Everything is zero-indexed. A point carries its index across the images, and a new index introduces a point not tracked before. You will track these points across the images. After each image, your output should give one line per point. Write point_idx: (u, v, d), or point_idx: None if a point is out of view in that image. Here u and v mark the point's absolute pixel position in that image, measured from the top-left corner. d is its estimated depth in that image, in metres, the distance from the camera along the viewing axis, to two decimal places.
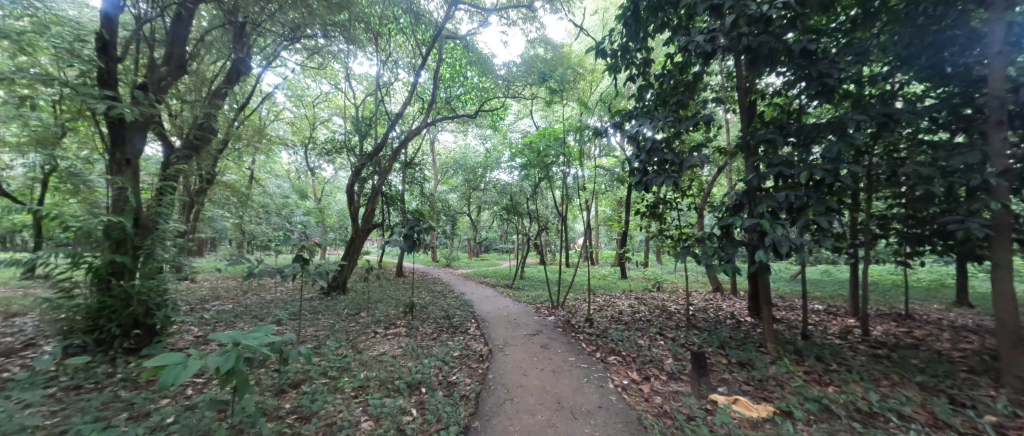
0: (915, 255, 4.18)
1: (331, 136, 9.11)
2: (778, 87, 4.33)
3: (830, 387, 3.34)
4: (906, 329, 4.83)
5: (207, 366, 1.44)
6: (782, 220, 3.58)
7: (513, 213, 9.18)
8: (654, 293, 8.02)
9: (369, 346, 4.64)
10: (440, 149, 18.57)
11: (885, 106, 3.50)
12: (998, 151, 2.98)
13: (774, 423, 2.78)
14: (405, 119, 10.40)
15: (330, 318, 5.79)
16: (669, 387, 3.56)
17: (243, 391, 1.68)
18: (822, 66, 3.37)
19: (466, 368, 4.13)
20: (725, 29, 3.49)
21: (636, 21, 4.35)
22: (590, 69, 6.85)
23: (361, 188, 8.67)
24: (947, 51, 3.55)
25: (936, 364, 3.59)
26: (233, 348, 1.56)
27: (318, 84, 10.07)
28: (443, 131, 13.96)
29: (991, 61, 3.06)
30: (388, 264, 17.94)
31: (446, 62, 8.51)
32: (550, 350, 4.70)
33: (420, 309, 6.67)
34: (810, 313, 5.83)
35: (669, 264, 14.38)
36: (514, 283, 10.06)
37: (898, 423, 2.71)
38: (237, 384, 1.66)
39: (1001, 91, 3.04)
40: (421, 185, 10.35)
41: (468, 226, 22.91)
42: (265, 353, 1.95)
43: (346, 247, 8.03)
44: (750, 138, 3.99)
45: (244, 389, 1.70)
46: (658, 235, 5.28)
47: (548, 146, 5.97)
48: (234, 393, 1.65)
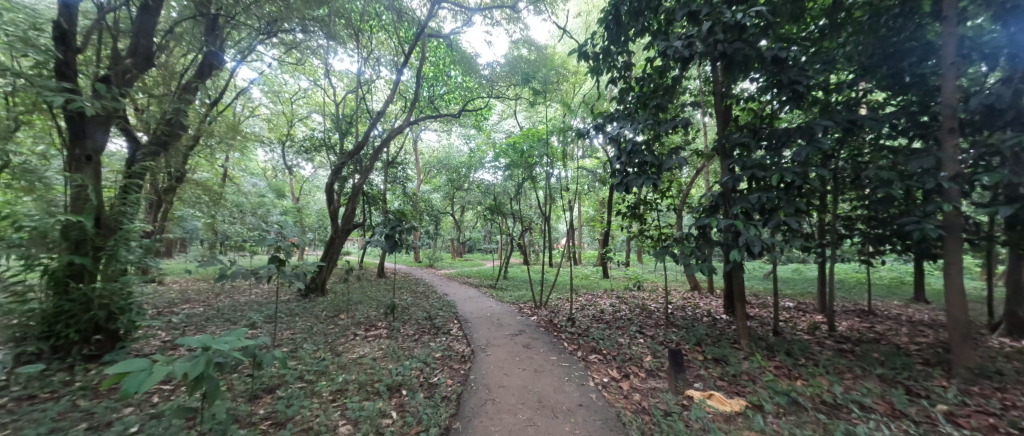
0: (877, 255, 4.40)
1: (310, 134, 8.86)
2: (752, 93, 4.46)
3: (799, 380, 3.50)
4: (868, 324, 5.10)
5: (173, 373, 1.39)
6: (755, 221, 3.72)
7: (497, 213, 9.18)
8: (635, 292, 8.17)
9: (348, 348, 4.54)
10: (423, 148, 18.41)
11: (850, 113, 3.67)
12: (951, 156, 3.18)
13: (745, 417, 2.89)
14: (388, 118, 10.23)
15: (308, 321, 5.64)
16: (648, 384, 3.64)
17: (214, 398, 1.61)
18: (792, 74, 3.53)
19: (448, 369, 4.11)
20: (702, 35, 3.60)
21: (618, 25, 4.44)
22: (573, 71, 6.92)
23: (341, 188, 8.48)
24: (906, 61, 3.77)
25: (895, 357, 3.80)
26: (202, 353, 1.50)
27: (297, 80, 9.76)
28: (427, 130, 13.83)
29: (945, 72, 3.26)
30: (370, 265, 17.71)
31: (429, 61, 8.42)
32: (532, 349, 4.73)
33: (402, 311, 6.58)
34: (781, 310, 6.07)
35: (650, 263, 14.71)
36: (497, 283, 10.06)
37: (859, 414, 2.86)
38: (208, 390, 1.59)
39: (955, 100, 3.23)
40: (404, 185, 10.21)
41: (452, 226, 22.75)
42: (237, 358, 1.88)
43: (325, 247, 7.82)
44: (726, 141, 4.12)
45: (214, 395, 1.63)
46: (638, 235, 5.38)
47: (531, 147, 6.00)
48: (205, 400, 1.59)
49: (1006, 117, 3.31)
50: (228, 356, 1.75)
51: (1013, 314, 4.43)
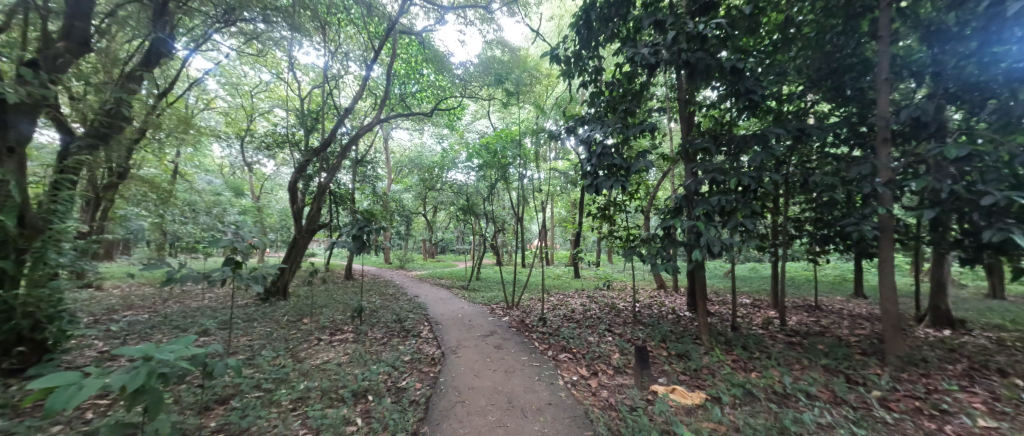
0: (823, 254, 4.75)
1: (272, 129, 8.41)
2: (713, 100, 4.69)
3: (753, 372, 3.71)
4: (815, 318, 5.49)
5: (108, 386, 1.24)
6: (715, 222, 3.92)
7: (469, 214, 9.11)
8: (604, 292, 8.36)
9: (311, 354, 4.35)
10: (394, 147, 17.96)
11: (800, 122, 3.94)
12: (884, 164, 3.50)
13: (705, 409, 3.03)
14: (358, 115, 9.91)
15: (268, 326, 5.35)
16: (615, 381, 3.73)
17: (156, 412, 1.47)
18: (748, 84, 3.77)
19: (417, 373, 4.02)
20: (667, 44, 3.75)
21: (588, 30, 4.55)
22: (546, 74, 7.00)
23: (306, 187, 8.12)
24: (848, 76, 4.10)
25: (837, 348, 4.12)
26: (142, 363, 1.36)
27: (257, 73, 9.23)
28: (398, 129, 13.52)
29: (880, 86, 3.58)
30: (338, 267, 17.04)
31: (401, 58, 8.23)
32: (503, 350, 4.73)
33: (370, 314, 6.38)
34: (739, 306, 6.42)
35: (619, 263, 15.13)
36: (469, 284, 9.98)
37: (805, 402, 3.07)
38: (150, 404, 1.44)
39: (888, 113, 3.55)
40: (374, 184, 9.93)
41: (424, 227, 22.35)
42: (184, 369, 1.72)
43: (288, 248, 7.45)
44: (689, 146, 4.30)
45: (156, 409, 1.47)
46: (607, 236, 5.50)
47: (504, 148, 6.01)
48: (147, 415, 1.43)
49: (930, 129, 3.68)
50: (174, 366, 1.60)
51: (936, 307, 4.94)
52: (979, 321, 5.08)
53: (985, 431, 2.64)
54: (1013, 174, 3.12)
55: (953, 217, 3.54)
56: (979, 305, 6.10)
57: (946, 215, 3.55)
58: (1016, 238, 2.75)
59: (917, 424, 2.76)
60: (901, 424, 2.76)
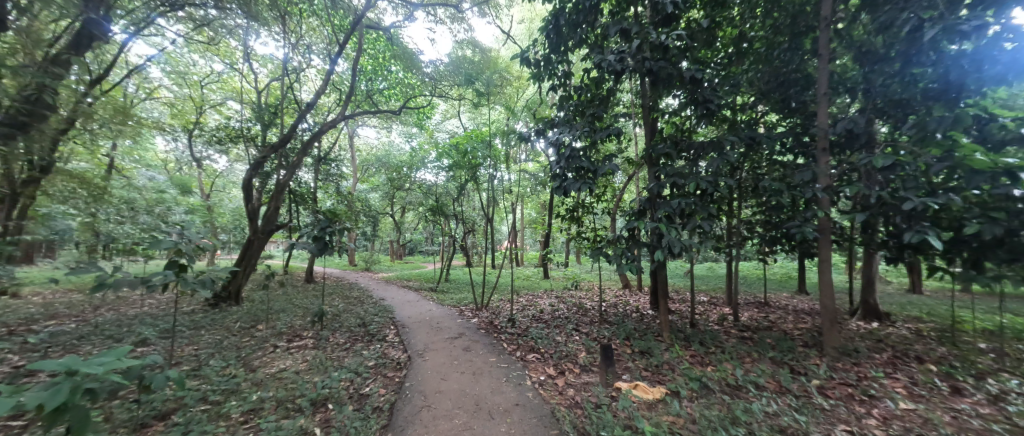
0: (772, 254, 5.11)
1: (225, 123, 7.87)
2: (675, 107, 4.92)
3: (709, 366, 3.92)
4: (764, 314, 5.90)
5: (15, 406, 1.05)
6: (675, 224, 4.10)
7: (439, 214, 8.97)
8: (572, 292, 8.53)
9: (266, 363, 4.11)
10: (361, 145, 17.37)
11: (751, 131, 4.22)
12: (823, 171, 3.82)
13: (665, 403, 3.16)
14: (320, 110, 9.48)
15: (217, 334, 4.99)
16: (581, 379, 3.81)
17: (81, 431, 1.26)
18: (706, 94, 4.00)
19: (381, 378, 3.91)
20: (632, 52, 3.90)
21: (558, 34, 4.64)
22: (516, 76, 7.04)
23: (263, 185, 7.66)
24: (793, 89, 4.44)
25: (783, 341, 4.45)
26: (64, 379, 1.19)
27: (208, 61, 8.57)
28: (364, 126, 13.08)
29: (820, 101, 3.90)
30: (298, 270, 16.20)
31: (367, 53, 7.97)
32: (471, 352, 4.69)
33: (332, 318, 6.12)
34: (698, 304, 6.77)
35: (587, 264, 15.51)
36: (438, 286, 9.83)
37: (754, 392, 3.29)
38: (73, 422, 1.24)
39: (826, 125, 3.88)
40: (338, 183, 9.55)
41: (392, 228, 21.77)
42: (114, 384, 1.52)
43: (241, 250, 6.99)
44: (653, 151, 4.48)
45: (81, 430, 1.28)
46: (575, 238, 5.60)
47: (474, 148, 5.98)
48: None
49: (861, 140, 4.07)
50: (105, 380, 1.41)
51: (866, 302, 5.46)
52: (901, 314, 5.68)
53: (904, 412, 2.95)
54: (928, 182, 3.52)
55: (880, 220, 3.94)
56: (901, 299, 6.82)
57: (874, 219, 3.93)
58: (930, 239, 3.09)
59: (849, 408, 3.04)
60: (836, 409, 3.02)
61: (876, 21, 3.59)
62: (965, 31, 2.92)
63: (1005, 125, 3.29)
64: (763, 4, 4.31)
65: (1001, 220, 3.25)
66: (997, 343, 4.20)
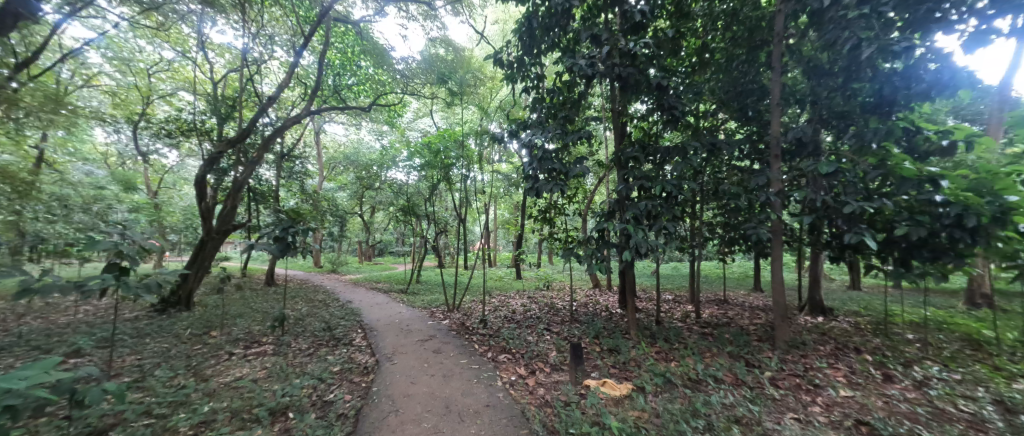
0: (731, 254, 5.38)
1: (176, 115, 7.32)
2: (643, 113, 5.08)
3: (673, 362, 4.09)
4: (723, 311, 6.23)
5: None
6: (642, 226, 4.24)
7: (410, 215, 8.80)
8: (544, 292, 8.63)
9: (220, 372, 3.85)
10: (328, 141, 16.72)
11: (712, 137, 4.43)
12: (776, 176, 4.08)
13: (631, 399, 3.26)
14: (284, 105, 9.05)
15: (165, 342, 4.63)
16: (551, 378, 3.86)
17: None
18: (671, 101, 4.18)
19: (347, 384, 3.77)
20: (603, 57, 3.99)
21: (531, 37, 4.68)
22: (490, 77, 7.03)
23: (219, 182, 7.18)
24: (751, 99, 4.70)
25: (740, 336, 4.71)
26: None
27: (156, 48, 7.93)
28: (331, 122, 12.58)
29: (774, 111, 4.16)
30: (258, 271, 15.31)
31: (336, 47, 7.78)
32: (441, 354, 4.64)
33: (294, 323, 5.85)
34: (664, 302, 7.04)
35: (559, 264, 15.77)
36: (409, 287, 9.64)
37: (714, 385, 3.46)
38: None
39: (779, 133, 4.15)
40: (303, 181, 9.14)
41: (361, 228, 21.10)
42: (37, 404, 1.35)
43: (193, 251, 6.53)
44: (622, 154, 4.61)
45: None
46: (548, 238, 5.66)
47: (446, 148, 5.91)
48: None
49: (809, 148, 4.38)
50: (24, 398, 1.24)
51: (813, 298, 5.88)
52: (842, 309, 6.18)
53: (843, 399, 3.22)
54: (865, 188, 3.85)
55: (825, 223, 4.26)
56: (843, 295, 7.41)
57: (820, 221, 4.24)
58: (866, 240, 3.39)
59: (797, 397, 3.27)
60: (785, 398, 3.24)
61: (823, 38, 3.87)
62: (896, 52, 3.21)
63: (929, 137, 3.65)
64: (724, 16, 4.53)
65: (925, 223, 3.61)
66: (921, 334, 4.66)
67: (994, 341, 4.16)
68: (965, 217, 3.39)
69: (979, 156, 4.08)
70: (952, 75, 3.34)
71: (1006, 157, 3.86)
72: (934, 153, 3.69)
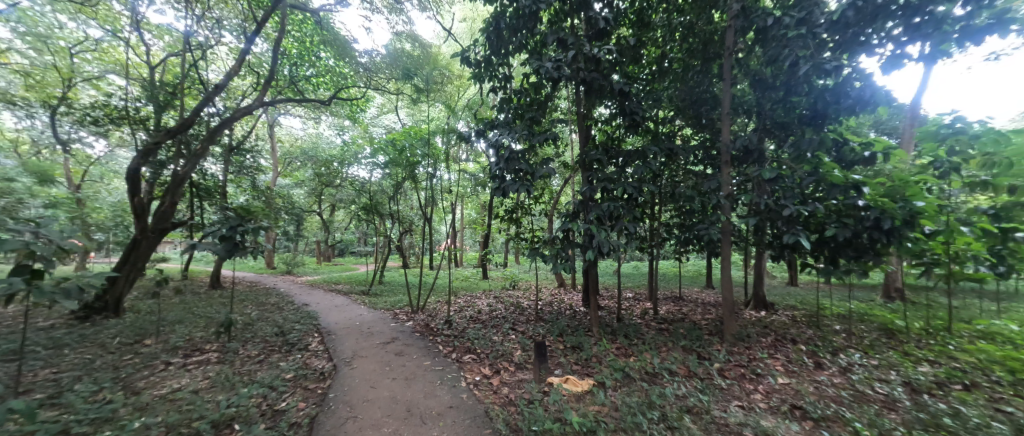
0: (686, 253, 5.69)
1: (105, 100, 6.59)
2: (606, 117, 5.25)
3: (632, 357, 4.27)
4: (679, 307, 6.58)
5: None
6: (605, 226, 4.38)
7: (373, 213, 8.52)
8: (510, 292, 8.69)
9: (154, 384, 3.52)
10: (284, 135, 15.80)
11: (670, 142, 4.66)
12: (726, 180, 4.36)
13: (592, 394, 3.36)
14: (233, 94, 8.43)
15: (88, 353, 4.15)
16: (515, 376, 3.90)
17: None
18: (632, 106, 4.35)
19: (301, 391, 3.58)
20: (569, 61, 4.07)
21: (498, 37, 4.69)
22: (457, 75, 6.96)
23: (157, 176, 6.56)
24: (704, 108, 5.00)
25: (693, 331, 5.00)
26: None
27: (81, 25, 7.08)
28: (287, 115, 11.91)
29: (724, 119, 4.45)
30: (202, 274, 14.14)
31: (293, 36, 7.43)
32: (404, 357, 4.53)
33: (243, 328, 5.47)
34: (624, 300, 7.32)
35: (526, 264, 15.97)
36: (371, 289, 9.33)
37: (668, 378, 3.65)
38: None
39: (729, 141, 4.44)
40: (255, 176, 8.57)
41: (321, 227, 20.15)
42: None
43: (125, 252, 5.92)
44: (586, 157, 4.73)
45: None
46: (514, 238, 5.71)
47: (411, 146, 5.78)
48: None
49: (754, 155, 4.73)
50: None
51: (757, 294, 6.37)
52: (782, 303, 6.76)
53: (781, 386, 3.52)
54: (802, 192, 4.22)
55: (767, 224, 4.61)
56: (783, 291, 8.10)
57: (763, 223, 4.59)
58: (802, 240, 3.72)
59: (741, 386, 3.53)
60: (731, 387, 3.49)
61: (767, 54, 4.18)
62: (828, 70, 3.55)
63: (854, 148, 4.06)
64: (681, 28, 4.77)
65: (850, 225, 4.02)
66: (847, 325, 5.20)
67: (904, 329, 4.72)
68: (882, 220, 3.82)
69: (894, 166, 4.60)
70: (872, 93, 3.75)
71: (915, 167, 4.39)
72: (858, 162, 4.10)
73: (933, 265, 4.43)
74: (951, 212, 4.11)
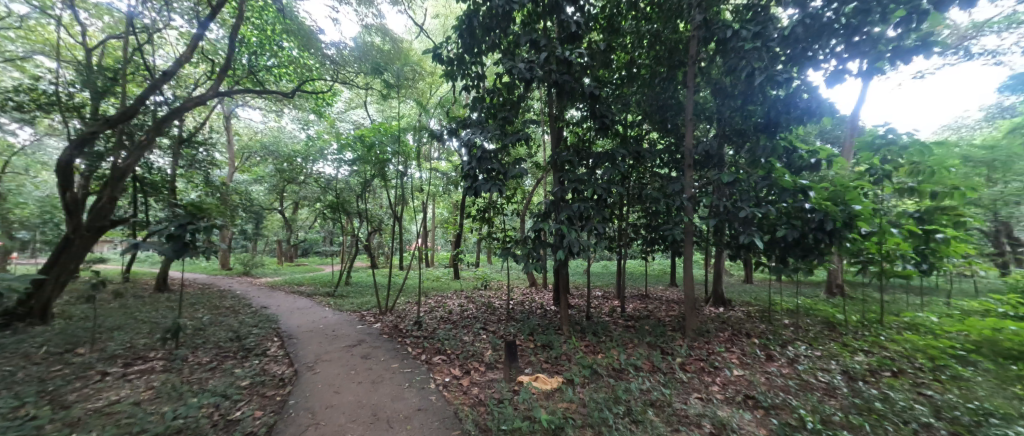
0: (652, 253, 5.90)
1: (31, 83, 5.91)
2: (578, 119, 5.35)
3: (599, 354, 4.38)
4: (645, 305, 6.83)
5: None
6: (575, 226, 4.47)
7: (340, 212, 8.23)
8: (482, 291, 8.67)
9: (87, 397, 3.20)
10: (243, 127, 14.90)
11: (637, 146, 4.83)
12: (689, 183, 4.57)
13: (561, 391, 3.42)
14: (184, 82, 7.82)
15: (7, 364, 3.71)
16: (486, 376, 3.89)
17: None
18: (602, 110, 4.48)
19: (258, 399, 3.40)
20: (541, 63, 4.12)
21: (471, 35, 4.66)
22: (429, 71, 6.85)
23: (94, 168, 5.99)
24: (669, 113, 5.21)
25: (657, 327, 5.21)
26: None
27: None
28: (246, 107, 11.23)
29: (688, 125, 4.66)
30: (146, 275, 13.01)
31: (253, 23, 7.03)
32: (371, 359, 4.41)
33: (194, 334, 5.11)
34: (593, 298, 7.51)
35: (498, 264, 15.99)
36: (337, 290, 9.00)
37: (634, 373, 3.78)
38: None
39: (693, 146, 4.65)
40: (210, 171, 8.04)
41: (283, 225, 19.16)
42: None
43: (53, 253, 5.35)
44: (557, 158, 4.80)
45: None
46: (486, 238, 5.71)
47: (381, 142, 5.63)
48: None
49: (714, 160, 4.99)
50: None
51: (716, 291, 6.73)
52: (738, 300, 7.19)
53: (736, 378, 3.74)
54: (757, 196, 4.49)
55: (726, 226, 4.87)
56: (740, 288, 8.61)
57: (722, 225, 4.85)
58: (755, 240, 3.97)
59: (700, 379, 3.72)
60: (691, 381, 3.67)
61: (726, 64, 4.41)
62: (780, 82, 3.81)
63: (802, 156, 4.39)
64: (649, 35, 4.95)
65: (798, 226, 4.32)
66: (795, 319, 5.60)
67: (843, 323, 5.16)
68: (825, 222, 4.15)
69: (836, 173, 5.01)
70: (818, 105, 4.06)
71: (854, 174, 4.80)
72: (805, 168, 4.43)
73: (868, 263, 4.87)
74: (884, 215, 4.52)
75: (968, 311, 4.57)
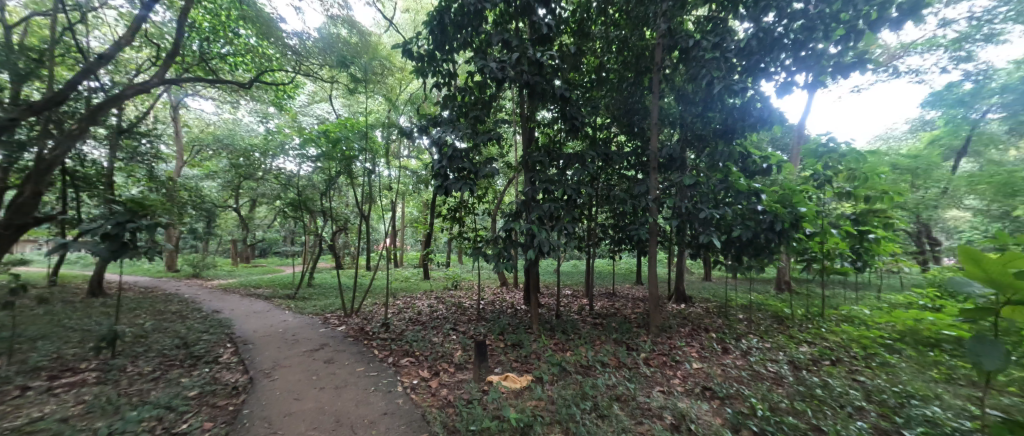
0: (619, 252, 6.08)
1: None
2: (549, 120, 5.42)
3: (568, 351, 4.47)
4: (612, 303, 7.03)
5: None
6: (545, 225, 4.53)
7: (302, 210, 7.86)
8: (452, 292, 8.59)
9: (3, 415, 2.86)
10: (195, 118, 13.87)
11: (606, 148, 4.96)
12: (654, 185, 4.75)
13: (530, 389, 3.45)
14: (124, 66, 7.14)
15: None
16: (455, 377, 3.86)
17: None
18: (572, 112, 4.57)
19: (208, 410, 3.18)
20: (512, 63, 4.14)
21: (442, 32, 4.59)
22: (399, 67, 6.68)
23: (14, 160, 5.35)
24: (636, 117, 5.40)
25: (623, 324, 5.38)
26: None
27: None
28: (197, 96, 10.46)
29: (654, 129, 4.85)
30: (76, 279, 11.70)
31: (206, 8, 6.58)
32: (334, 364, 4.24)
33: (134, 342, 4.69)
34: (563, 298, 7.63)
35: (469, 263, 15.89)
36: (299, 292, 8.56)
37: (601, 369, 3.89)
38: None
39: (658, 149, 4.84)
40: (153, 164, 7.41)
41: (238, 224, 17.98)
42: None
43: None
44: (528, 158, 4.85)
45: None
46: (457, 237, 5.65)
47: (347, 138, 5.42)
48: None
49: (677, 163, 5.23)
50: None
51: (678, 289, 7.05)
52: (698, 296, 7.57)
53: (695, 371, 3.94)
54: (715, 198, 4.75)
55: (688, 226, 5.11)
56: (700, 286, 9.08)
57: (685, 225, 5.08)
58: (714, 240, 4.19)
59: (663, 373, 3.88)
60: (654, 375, 3.83)
61: (688, 72, 4.64)
62: (737, 91, 4.06)
63: (755, 161, 4.70)
64: (617, 41, 5.11)
65: (751, 227, 4.61)
66: (748, 314, 5.98)
67: (790, 317, 5.57)
68: (775, 223, 4.46)
69: (785, 177, 5.40)
70: (769, 114, 4.37)
71: (800, 179, 5.20)
72: (758, 172, 4.74)
73: (812, 261, 5.29)
74: (825, 217, 4.93)
75: (895, 303, 5.08)
